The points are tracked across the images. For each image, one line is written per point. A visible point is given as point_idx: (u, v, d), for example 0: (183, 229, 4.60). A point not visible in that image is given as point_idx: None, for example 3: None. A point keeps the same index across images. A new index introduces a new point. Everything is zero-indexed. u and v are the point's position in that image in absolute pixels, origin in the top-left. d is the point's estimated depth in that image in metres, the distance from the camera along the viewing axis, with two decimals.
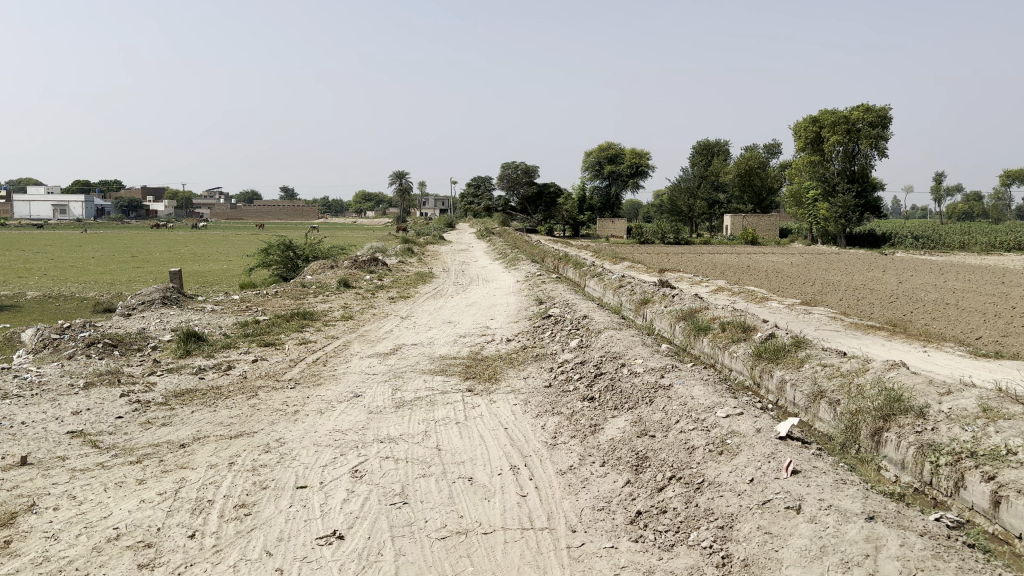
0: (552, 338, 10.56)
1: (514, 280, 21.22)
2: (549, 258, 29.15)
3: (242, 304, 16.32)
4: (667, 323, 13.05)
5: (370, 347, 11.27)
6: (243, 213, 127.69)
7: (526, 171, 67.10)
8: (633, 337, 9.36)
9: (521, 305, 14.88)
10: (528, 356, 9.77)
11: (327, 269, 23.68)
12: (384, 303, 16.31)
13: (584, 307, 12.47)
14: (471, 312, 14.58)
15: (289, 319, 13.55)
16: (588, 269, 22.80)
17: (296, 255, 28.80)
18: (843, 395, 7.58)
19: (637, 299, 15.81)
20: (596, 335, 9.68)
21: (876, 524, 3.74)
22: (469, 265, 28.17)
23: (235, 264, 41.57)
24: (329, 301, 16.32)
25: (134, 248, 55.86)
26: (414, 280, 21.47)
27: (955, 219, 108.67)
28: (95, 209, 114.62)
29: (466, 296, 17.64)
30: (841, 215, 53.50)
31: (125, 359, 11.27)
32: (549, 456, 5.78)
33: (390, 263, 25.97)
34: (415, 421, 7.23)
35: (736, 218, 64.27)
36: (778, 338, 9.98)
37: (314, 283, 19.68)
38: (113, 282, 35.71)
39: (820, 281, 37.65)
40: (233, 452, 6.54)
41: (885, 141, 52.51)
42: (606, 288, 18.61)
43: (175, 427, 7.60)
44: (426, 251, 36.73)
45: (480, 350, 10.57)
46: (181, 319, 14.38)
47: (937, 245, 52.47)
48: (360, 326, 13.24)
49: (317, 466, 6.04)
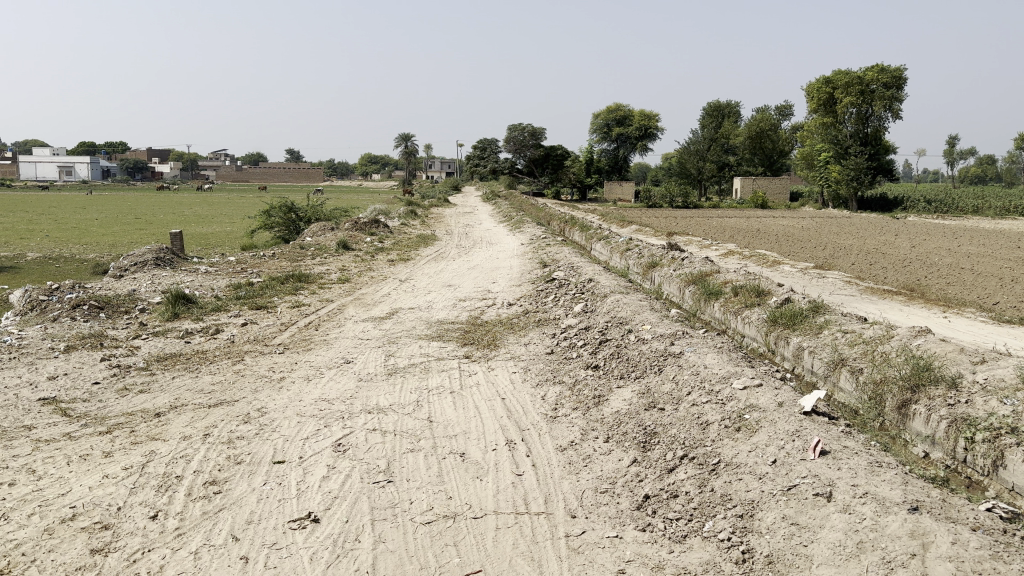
0: (555, 302, 10.06)
1: (518, 243, 20.67)
2: (555, 221, 28.53)
3: (238, 266, 15.84)
4: (677, 287, 12.53)
5: (365, 311, 10.78)
6: (248, 175, 126.79)
7: (533, 133, 66.04)
8: (641, 302, 8.86)
9: (525, 268, 14.35)
10: (530, 322, 9.28)
11: (327, 230, 23.14)
12: (383, 266, 15.79)
13: (590, 270, 11.92)
14: (474, 276, 14.07)
15: (284, 281, 13.05)
16: (595, 232, 22.21)
17: (297, 217, 28.26)
18: (867, 364, 7.07)
19: (645, 262, 15.27)
20: (602, 298, 9.18)
21: (921, 517, 3.24)
22: (474, 227, 27.59)
23: (237, 227, 41.06)
24: (327, 264, 15.82)
25: (137, 210, 55.35)
26: (417, 242, 20.93)
27: (968, 183, 107.08)
28: (99, 171, 113.95)
29: (469, 259, 17.10)
30: (853, 178, 52.60)
31: (110, 321, 10.81)
32: (548, 429, 5.30)
33: (392, 225, 25.42)
34: (407, 389, 6.77)
35: (745, 181, 63.28)
36: (795, 302, 9.45)
37: (313, 245, 19.15)
38: (114, 244, 35.31)
39: (832, 245, 36.90)
40: (209, 422, 6.08)
41: (900, 102, 51.17)
42: (613, 251, 18.07)
43: (152, 394, 7.15)
44: (430, 213, 36.14)
45: (480, 314, 10.08)
46: (173, 281, 13.91)
47: (951, 209, 51.51)
48: (357, 289, 12.74)
49: (297, 438, 5.58)
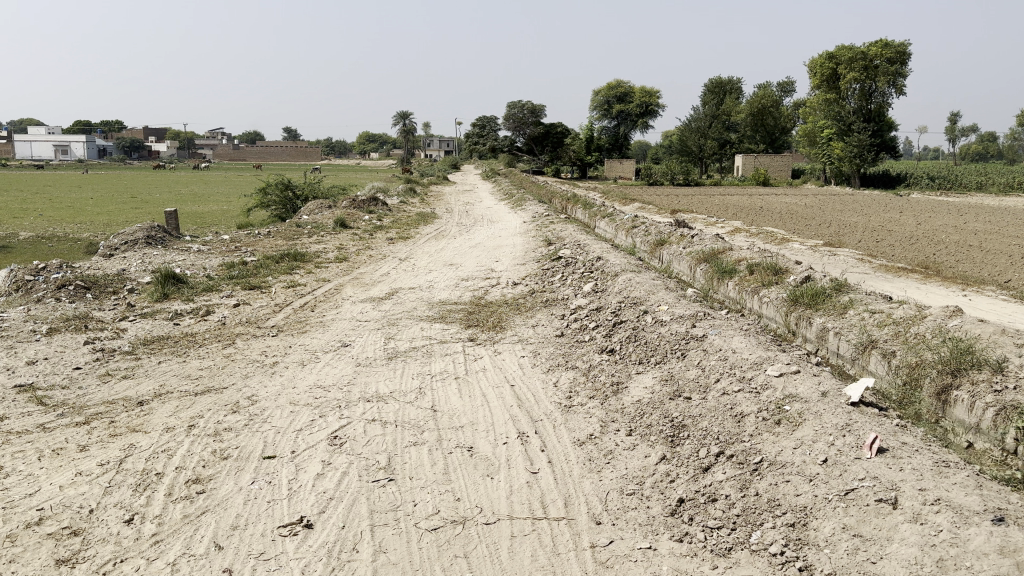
0: (563, 281, 9.58)
1: (520, 221, 20.15)
2: (557, 198, 27.96)
3: (232, 244, 15.34)
4: (687, 266, 12.04)
5: (364, 291, 10.30)
6: (245, 153, 125.69)
7: (532, 110, 65.20)
8: (655, 281, 8.38)
9: (529, 246, 13.86)
10: (537, 302, 8.81)
11: (325, 208, 22.60)
12: (382, 244, 15.30)
13: (598, 248, 11.44)
14: (476, 254, 13.59)
15: (279, 261, 12.56)
16: (599, 209, 21.66)
17: (294, 195, 27.71)
18: (899, 347, 6.60)
19: (653, 240, 14.77)
20: (614, 278, 8.70)
21: (1008, 529, 2.78)
22: (474, 205, 27.02)
23: (234, 205, 40.45)
24: (324, 242, 15.32)
25: (132, 189, 54.69)
26: (416, 221, 20.39)
27: (970, 160, 106.26)
28: (95, 150, 112.94)
29: (471, 237, 16.60)
30: (856, 154, 51.97)
31: (97, 302, 10.32)
32: (564, 421, 4.85)
33: (390, 203, 24.85)
34: (408, 375, 6.32)
35: (747, 158, 62.58)
36: (815, 281, 8.97)
37: (310, 223, 18.62)
38: (109, 223, 34.75)
39: (837, 223, 36.34)
40: (195, 412, 5.62)
41: (904, 78, 50.33)
42: (618, 229, 17.58)
43: (136, 380, 6.69)
44: (429, 191, 35.52)
45: (483, 294, 9.62)
46: (164, 260, 13.41)
47: (954, 185, 50.91)
48: (355, 268, 12.25)
49: (290, 430, 5.12)
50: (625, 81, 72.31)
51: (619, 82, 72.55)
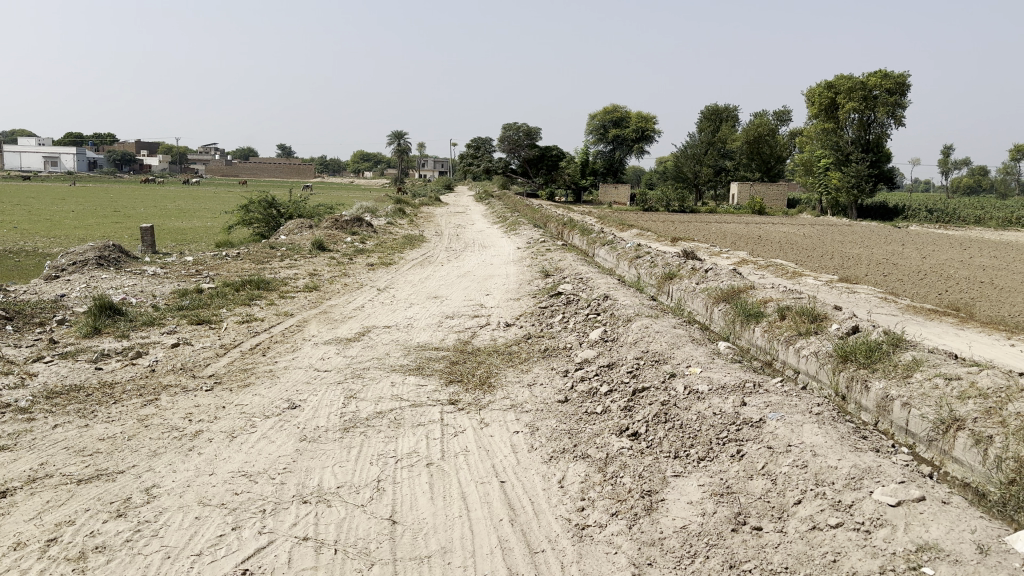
0: (564, 325, 8.11)
1: (514, 247, 18.73)
2: (552, 223, 26.62)
3: (195, 267, 13.83)
4: (704, 305, 10.63)
5: (331, 329, 8.80)
6: (237, 169, 124.33)
7: (528, 132, 64.08)
8: (678, 329, 6.95)
9: (524, 277, 12.41)
10: (534, 351, 7.32)
11: (305, 228, 21.11)
12: (361, 271, 13.79)
13: (602, 283, 10.01)
14: (464, 285, 12.11)
15: (238, 290, 11.04)
16: (597, 236, 20.30)
17: (278, 213, 26.20)
18: (998, 429, 5.13)
19: (660, 273, 13.35)
20: (627, 324, 7.26)
21: None
22: (466, 228, 25.61)
23: (217, 222, 38.93)
24: (297, 267, 13.83)
25: (117, 202, 53.14)
26: (402, 244, 18.94)
27: (960, 193, 105.92)
28: (85, 162, 111.46)
29: (459, 265, 15.14)
30: (854, 185, 50.91)
31: (14, 336, 8.73)
32: (576, 560, 3.36)
33: (376, 224, 23.42)
34: (365, 458, 4.82)
35: (743, 186, 61.60)
36: (865, 333, 7.54)
37: (285, 245, 17.11)
38: (84, 239, 33.04)
39: (841, 255, 35.06)
40: (66, 518, 4.10)
41: (904, 109, 49.30)
42: (619, 259, 16.19)
43: (13, 454, 5.13)
44: (418, 212, 34.09)
45: (470, 338, 8.13)
46: (112, 284, 11.87)
47: (953, 219, 49.82)
48: (325, 299, 10.75)
49: (186, 557, 3.62)
50: (621, 106, 71.44)
51: (615, 106, 71.67)
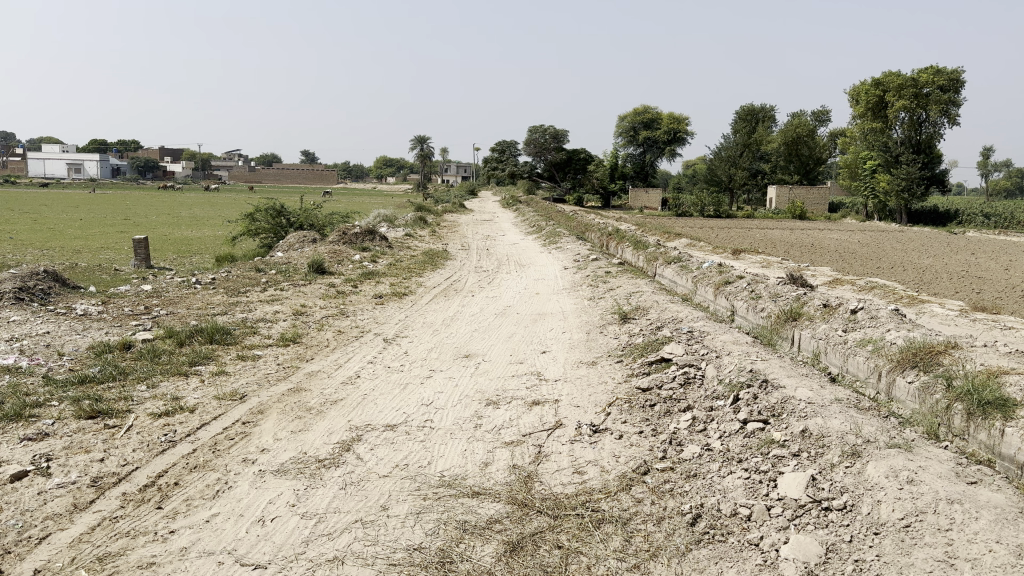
0: (709, 441, 4.53)
1: (559, 266, 15.25)
2: (593, 234, 23.04)
3: (147, 302, 10.45)
4: (877, 371, 6.99)
5: (296, 434, 5.24)
6: (258, 175, 122.02)
7: (554, 135, 60.24)
8: (990, 497, 3.31)
9: (591, 320, 8.85)
10: (680, 515, 3.72)
11: (307, 242, 17.76)
12: (369, 306, 10.36)
13: (731, 342, 6.44)
14: (509, 332, 8.60)
15: (181, 349, 7.57)
16: (657, 251, 16.70)
17: (286, 223, 22.76)
18: None
19: (775, 312, 9.71)
20: (861, 471, 3.68)
21: None
22: (495, 240, 22.17)
23: (224, 232, 35.90)
24: (282, 300, 10.39)
25: (128, 209, 50.71)
26: (421, 263, 15.48)
27: (996, 197, 99.83)
28: (109, 170, 110.16)
29: (495, 293, 11.68)
30: (904, 188, 45.93)
31: None
32: None
33: (391, 236, 20.05)
34: None
35: (782, 190, 57.28)
36: None
37: (277, 266, 13.75)
38: (81, 249, 29.98)
39: (912, 266, 30.84)
40: None
41: (958, 107, 44.63)
42: (699, 285, 12.65)
43: None
44: (441, 221, 30.70)
45: (535, 463, 4.55)
46: (17, 332, 8.45)
47: (1010, 223, 43.89)
48: (303, 360, 7.22)
49: None
50: (653, 106, 67.45)
51: (646, 106, 67.67)
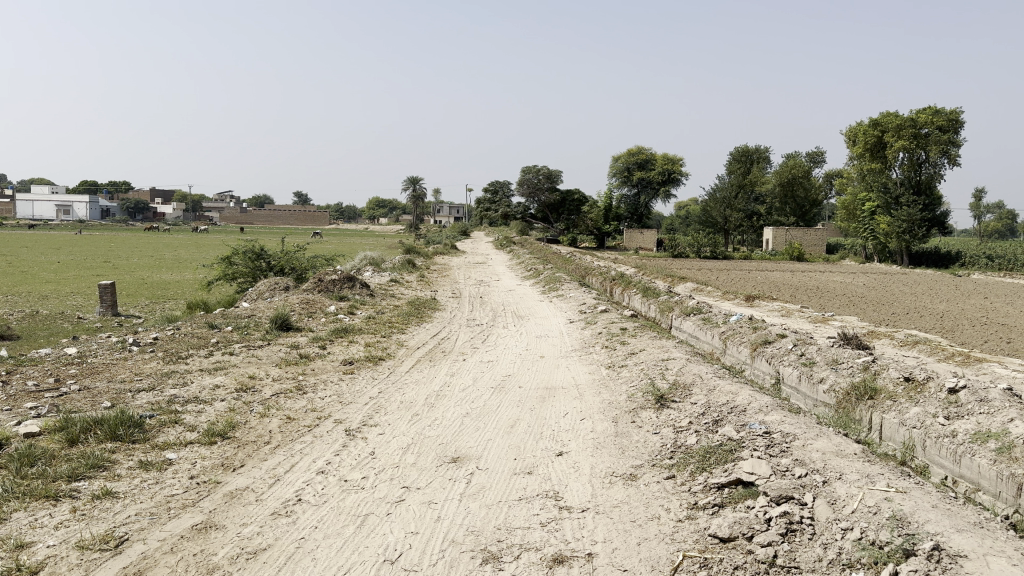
0: None
1: (562, 319, 13.35)
2: (594, 279, 21.13)
3: (61, 372, 8.42)
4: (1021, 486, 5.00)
5: None
6: (248, 216, 120.48)
7: (548, 175, 59.02)
8: None
9: (615, 401, 6.91)
10: None
11: (278, 290, 15.85)
12: (334, 376, 8.37)
13: (830, 452, 4.49)
14: (511, 417, 6.62)
15: (67, 452, 5.53)
16: (671, 299, 14.77)
17: (265, 266, 20.81)
18: None
19: (840, 384, 7.79)
20: None
21: None
22: (489, 287, 20.28)
23: (202, 275, 33.92)
24: (227, 370, 8.39)
25: (111, 250, 48.86)
26: (406, 316, 13.57)
27: (987, 238, 98.88)
28: (97, 212, 108.10)
29: (489, 356, 9.73)
30: (905, 230, 43.94)
31: None
32: None
33: (373, 283, 18.16)
34: None
35: (778, 231, 55.57)
36: None
37: (236, 321, 11.79)
38: (46, 295, 27.94)
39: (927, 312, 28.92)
40: None
41: (958, 148, 43.26)
42: (729, 342, 10.78)
43: None
44: (431, 263, 28.83)
45: None
46: None
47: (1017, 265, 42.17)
48: (225, 473, 5.16)
49: None
50: (647, 147, 66.29)
51: (640, 147, 66.49)
